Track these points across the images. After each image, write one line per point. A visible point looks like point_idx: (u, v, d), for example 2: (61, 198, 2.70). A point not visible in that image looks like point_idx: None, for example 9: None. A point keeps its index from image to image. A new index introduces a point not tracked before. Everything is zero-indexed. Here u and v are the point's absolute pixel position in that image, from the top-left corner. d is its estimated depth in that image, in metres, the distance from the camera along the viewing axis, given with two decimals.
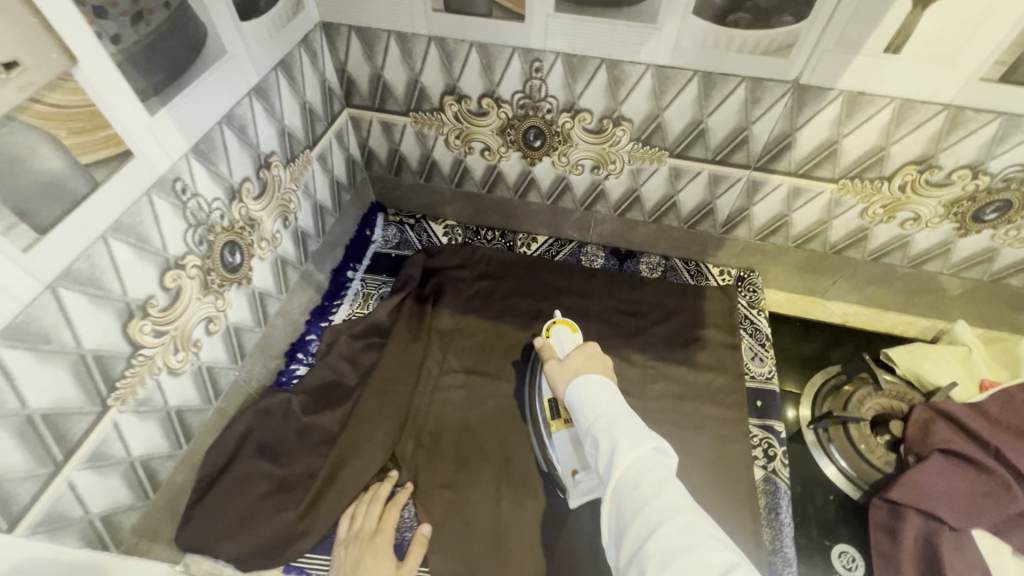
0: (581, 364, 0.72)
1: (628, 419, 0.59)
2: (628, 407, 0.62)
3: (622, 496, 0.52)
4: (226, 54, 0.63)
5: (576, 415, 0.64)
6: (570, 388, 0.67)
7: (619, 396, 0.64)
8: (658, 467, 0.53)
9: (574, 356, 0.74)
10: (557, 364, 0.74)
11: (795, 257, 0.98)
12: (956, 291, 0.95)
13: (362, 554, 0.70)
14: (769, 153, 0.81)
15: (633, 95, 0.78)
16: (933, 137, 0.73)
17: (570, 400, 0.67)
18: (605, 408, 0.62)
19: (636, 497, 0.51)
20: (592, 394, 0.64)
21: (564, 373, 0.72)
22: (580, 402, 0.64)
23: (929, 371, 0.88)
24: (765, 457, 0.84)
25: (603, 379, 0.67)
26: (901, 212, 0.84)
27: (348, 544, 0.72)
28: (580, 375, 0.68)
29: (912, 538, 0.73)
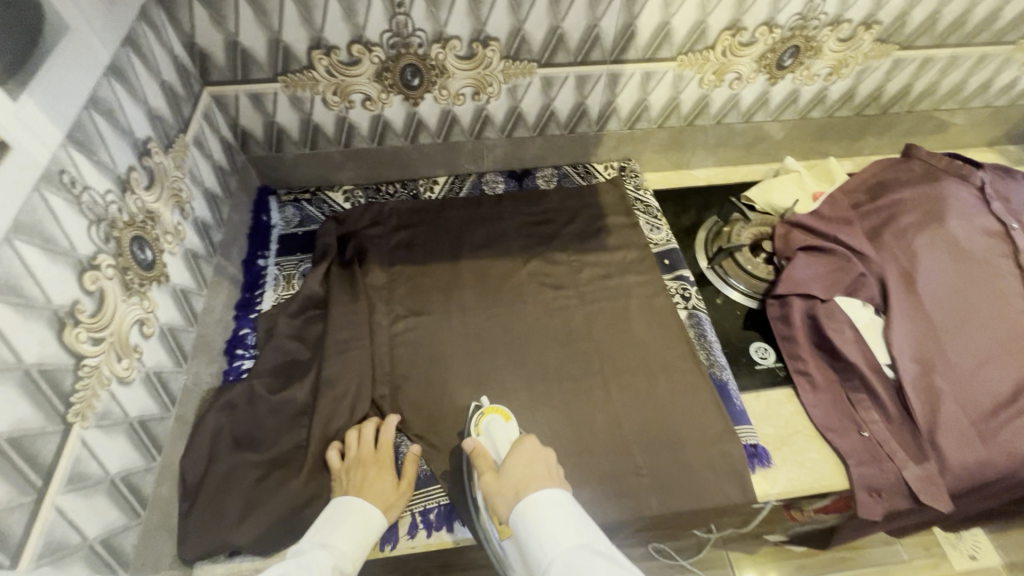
0: (522, 476, 0.70)
1: (586, 556, 0.59)
2: (583, 538, 0.62)
3: None
4: (70, 29, 0.57)
5: (530, 556, 0.63)
6: (515, 514, 0.66)
7: (572, 525, 0.64)
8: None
9: (512, 463, 0.71)
10: (495, 476, 0.71)
11: (659, 137, 1.14)
12: (778, 133, 1.18)
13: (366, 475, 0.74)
14: (619, 45, 0.93)
15: (494, 14, 0.85)
16: (736, 3, 0.89)
17: (523, 534, 0.65)
18: (559, 548, 0.61)
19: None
20: (542, 529, 0.63)
21: (505, 490, 0.69)
22: (530, 540, 0.63)
23: (777, 199, 1.10)
24: (684, 299, 1.00)
25: (551, 497, 0.67)
26: (728, 74, 1.02)
27: (347, 472, 0.75)
28: (524, 496, 0.67)
29: (801, 318, 0.94)
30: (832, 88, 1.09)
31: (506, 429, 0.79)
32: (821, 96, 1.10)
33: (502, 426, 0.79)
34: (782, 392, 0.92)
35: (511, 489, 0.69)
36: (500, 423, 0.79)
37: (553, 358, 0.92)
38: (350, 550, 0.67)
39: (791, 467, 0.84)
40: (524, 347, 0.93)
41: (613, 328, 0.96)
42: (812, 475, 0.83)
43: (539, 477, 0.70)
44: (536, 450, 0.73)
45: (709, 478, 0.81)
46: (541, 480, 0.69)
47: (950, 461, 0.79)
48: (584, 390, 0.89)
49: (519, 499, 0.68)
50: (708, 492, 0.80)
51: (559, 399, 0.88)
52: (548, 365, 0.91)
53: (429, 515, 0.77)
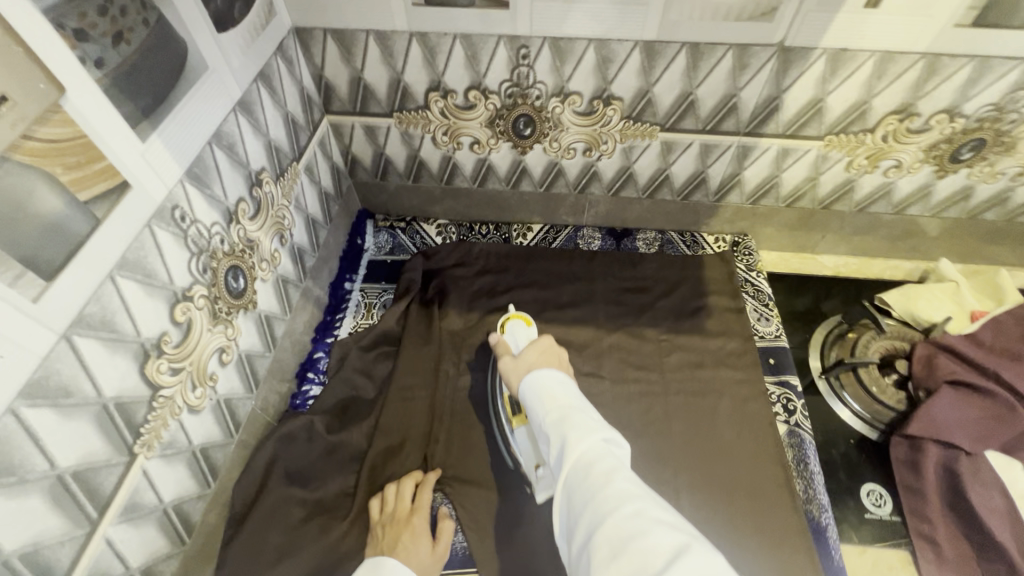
0: (536, 359, 0.74)
1: (580, 412, 0.61)
2: (580, 401, 0.64)
3: (574, 489, 0.54)
4: (208, 69, 0.59)
5: (531, 410, 0.65)
6: (524, 383, 0.68)
7: (571, 391, 0.65)
8: (607, 457, 0.55)
9: (527, 351, 0.75)
10: (512, 361, 0.74)
11: (785, 216, 1.01)
12: (935, 231, 1.00)
13: (399, 533, 0.70)
14: (758, 117, 0.82)
15: (622, 74, 0.79)
16: (912, 86, 0.76)
17: (525, 398, 0.68)
18: (555, 403, 0.63)
19: (585, 489, 0.52)
20: (543, 390, 0.65)
21: (519, 371, 0.73)
22: (533, 398, 0.66)
23: (923, 310, 0.92)
24: (786, 412, 0.86)
25: (556, 375, 0.68)
26: (885, 161, 0.87)
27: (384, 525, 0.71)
28: (533, 370, 0.70)
29: (934, 471, 0.77)
30: (1019, 191, 0.90)
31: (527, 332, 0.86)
32: (1002, 197, 0.92)
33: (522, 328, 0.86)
34: (895, 556, 0.76)
35: (524, 368, 0.73)
36: (522, 327, 0.86)
37: None
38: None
39: None
40: None
41: (697, 428, 0.85)
42: None
43: (551, 362, 0.74)
44: (551, 346, 0.77)
45: None
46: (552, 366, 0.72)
47: None
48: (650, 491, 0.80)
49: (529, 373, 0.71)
50: None
51: None
52: None
53: None
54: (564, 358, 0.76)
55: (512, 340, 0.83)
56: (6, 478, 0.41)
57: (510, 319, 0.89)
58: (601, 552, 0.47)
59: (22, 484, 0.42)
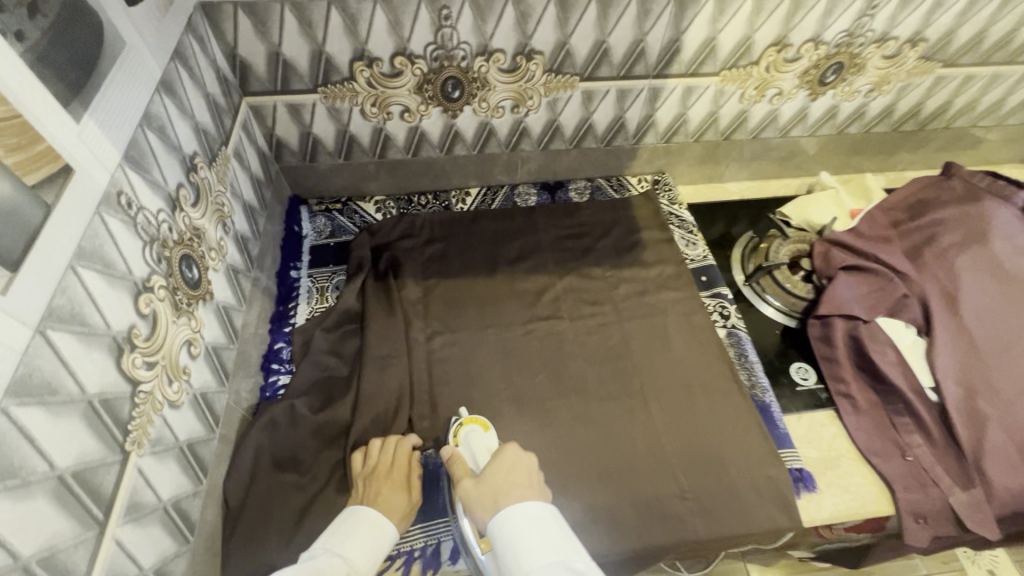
0: (501, 478, 0.67)
1: (562, 574, 0.57)
2: (561, 553, 0.60)
3: None
4: (127, 45, 0.56)
5: (504, 565, 0.60)
6: (493, 528, 0.62)
7: (550, 538, 0.61)
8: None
9: (493, 468, 0.68)
10: (474, 481, 0.68)
11: (694, 151, 1.13)
12: (813, 148, 1.16)
13: (380, 485, 0.71)
14: (663, 60, 0.91)
15: (540, 27, 0.83)
16: (784, 20, 0.88)
17: (496, 544, 0.62)
18: (534, 564, 0.58)
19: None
20: (518, 542, 0.60)
21: (483, 496, 0.66)
22: (506, 551, 0.60)
23: (814, 216, 1.09)
24: (723, 318, 0.99)
25: (530, 509, 0.63)
26: (770, 90, 1.00)
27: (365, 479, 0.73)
28: (502, 508, 0.64)
29: (842, 338, 0.92)
30: (872, 104, 1.08)
31: (484, 440, 0.77)
32: (860, 112, 1.09)
33: (481, 435, 0.77)
34: (825, 414, 0.91)
35: (489, 495, 0.66)
36: (480, 434, 0.77)
37: (593, 381, 0.91)
38: (361, 560, 0.63)
39: (836, 492, 0.83)
40: (563, 365, 0.92)
41: (653, 346, 0.95)
42: (859, 501, 0.82)
43: (520, 482, 0.67)
44: (517, 458, 0.70)
45: (753, 504, 0.79)
46: (521, 489, 0.66)
47: (995, 485, 0.77)
48: (624, 410, 0.88)
49: (497, 512, 0.64)
50: (754, 518, 0.78)
51: (601, 418, 0.87)
52: (587, 383, 0.90)
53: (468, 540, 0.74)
54: (535, 471, 0.69)
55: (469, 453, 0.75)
56: (9, 480, 0.38)
57: (464, 425, 0.79)
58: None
59: (27, 486, 0.40)
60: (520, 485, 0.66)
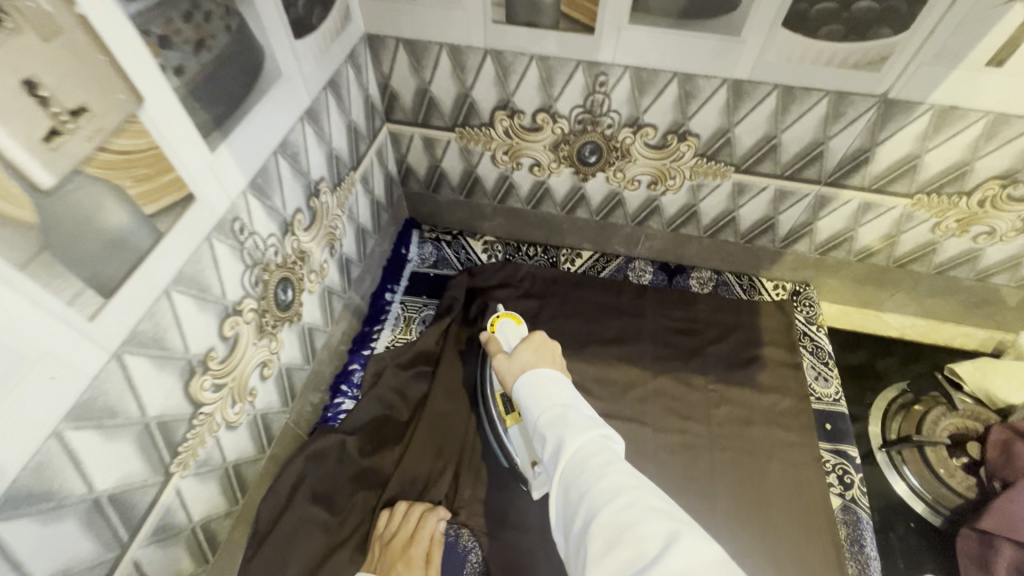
0: (529, 358, 0.63)
1: (574, 406, 0.55)
2: (577, 395, 0.57)
3: (569, 485, 0.48)
4: (282, 76, 0.57)
5: (522, 402, 0.58)
6: (517, 379, 0.60)
7: (566, 381, 0.58)
8: (604, 449, 0.50)
9: (522, 347, 0.64)
10: (504, 358, 0.64)
11: (854, 271, 0.95)
12: (1018, 304, 0.92)
13: (392, 560, 0.67)
14: (843, 168, 0.77)
15: (703, 110, 0.74)
16: (1022, 153, 0.70)
17: (517, 389, 0.60)
18: (550, 395, 0.56)
19: (581, 481, 0.47)
20: (536, 380, 0.58)
21: (512, 371, 0.63)
22: (526, 392, 0.58)
23: (999, 389, 0.85)
24: (842, 485, 0.81)
25: (552, 369, 0.60)
26: (976, 227, 0.81)
27: (382, 546, 0.69)
28: (528, 368, 0.60)
29: (1005, 568, 0.70)
30: None
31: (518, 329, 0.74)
32: None
33: (514, 327, 0.74)
34: None
35: (516, 368, 0.62)
36: (514, 325, 0.74)
37: None
38: None
39: None
40: None
41: (743, 493, 0.80)
42: None
43: (545, 362, 0.63)
44: (548, 343, 0.65)
45: None
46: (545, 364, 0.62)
47: None
48: None
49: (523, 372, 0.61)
50: None
51: None
52: None
53: None
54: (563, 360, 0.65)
55: (504, 338, 0.72)
56: (44, 503, 0.39)
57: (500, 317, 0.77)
58: (597, 545, 0.43)
59: (59, 508, 0.40)
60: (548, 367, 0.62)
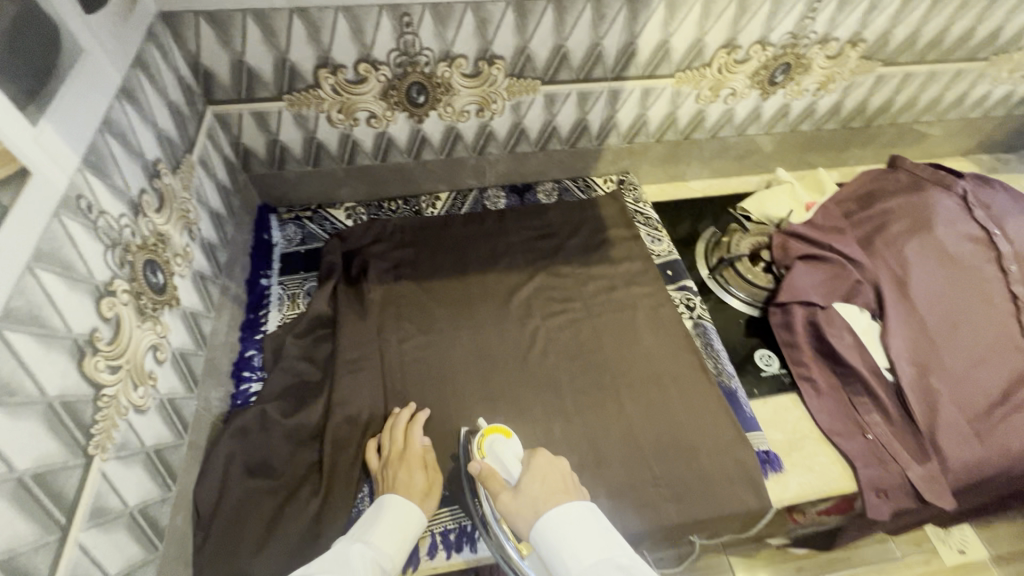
0: (540, 490, 0.67)
1: (612, 571, 0.57)
2: (607, 549, 0.60)
3: None
4: (85, 53, 0.56)
5: (552, 567, 0.60)
6: (535, 533, 0.63)
7: (594, 535, 0.61)
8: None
9: (530, 481, 0.68)
10: (512, 495, 0.67)
11: (656, 151, 1.17)
12: (769, 146, 1.22)
13: (397, 471, 0.73)
14: (619, 63, 0.95)
15: (500, 33, 0.86)
16: (732, 24, 0.93)
17: (539, 550, 0.62)
18: (580, 564, 0.59)
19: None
20: (561, 542, 0.61)
21: (524, 509, 0.66)
22: (551, 553, 0.61)
23: (771, 210, 1.14)
24: (689, 310, 1.02)
25: (569, 510, 0.64)
26: (723, 91, 1.05)
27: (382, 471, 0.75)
28: (542, 513, 0.64)
29: (802, 325, 0.96)
30: (820, 102, 1.13)
31: (511, 447, 0.75)
32: (810, 110, 1.15)
33: (506, 444, 0.75)
34: (788, 398, 0.94)
35: (529, 507, 0.65)
36: (504, 442, 0.74)
37: (565, 374, 0.92)
38: (389, 546, 0.65)
39: (802, 472, 0.86)
40: (537, 361, 0.93)
41: (623, 339, 0.97)
42: (822, 480, 0.84)
43: (558, 489, 0.68)
44: (550, 462, 0.71)
45: (725, 487, 0.81)
46: (559, 493, 0.67)
47: (950, 458, 0.82)
48: (598, 400, 0.90)
49: (538, 517, 0.64)
50: (726, 501, 0.80)
51: (575, 411, 0.88)
52: (561, 379, 0.91)
53: (449, 535, 0.75)
54: (570, 478, 0.70)
55: (499, 462, 0.73)
56: None
57: (486, 434, 0.76)
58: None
59: None
60: (560, 492, 0.67)
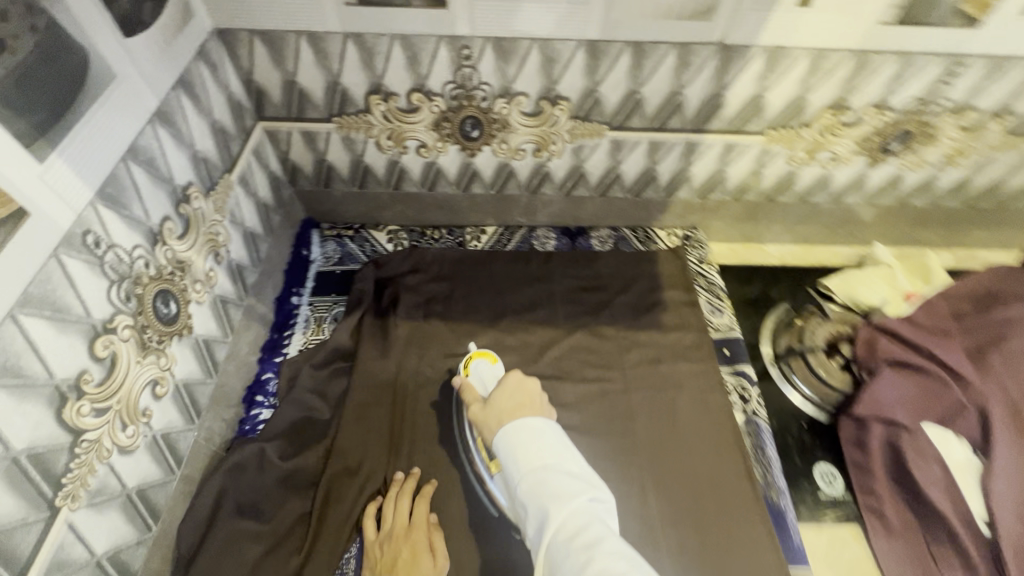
0: (506, 405, 0.67)
1: (556, 474, 0.57)
2: (560, 458, 0.60)
3: (555, 566, 0.51)
4: (116, 78, 0.54)
5: (506, 471, 0.61)
6: (497, 440, 0.63)
7: (550, 446, 0.61)
8: (588, 526, 0.52)
9: (497, 397, 0.69)
10: (482, 408, 0.69)
11: (732, 209, 1.03)
12: (870, 218, 1.04)
13: (399, 548, 0.67)
14: (701, 114, 0.83)
15: (567, 73, 0.78)
16: (844, 82, 0.79)
17: (500, 454, 0.63)
18: (532, 467, 0.59)
19: (568, 564, 0.49)
20: (517, 449, 0.61)
21: (491, 424, 0.67)
22: (507, 459, 0.61)
23: (862, 294, 0.98)
24: (742, 401, 0.89)
25: (531, 423, 0.63)
26: (822, 154, 0.90)
27: (382, 544, 0.68)
28: (506, 425, 0.64)
29: (879, 444, 0.81)
30: (942, 178, 0.95)
31: (493, 370, 0.78)
32: (927, 185, 0.97)
33: (489, 366, 0.79)
34: (848, 530, 0.80)
35: (494, 419, 0.66)
36: (488, 364, 0.79)
37: (587, 454, 0.83)
38: None
39: None
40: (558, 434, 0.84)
41: (660, 423, 0.86)
42: None
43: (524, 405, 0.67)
44: (521, 382, 0.70)
45: None
46: (525, 410, 0.66)
47: None
48: (619, 491, 0.80)
49: (502, 428, 0.65)
50: None
51: None
52: (584, 460, 0.82)
53: None
54: (538, 395, 0.69)
55: (479, 381, 0.77)
56: None
57: (472, 358, 0.81)
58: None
59: None
60: (526, 406, 0.67)
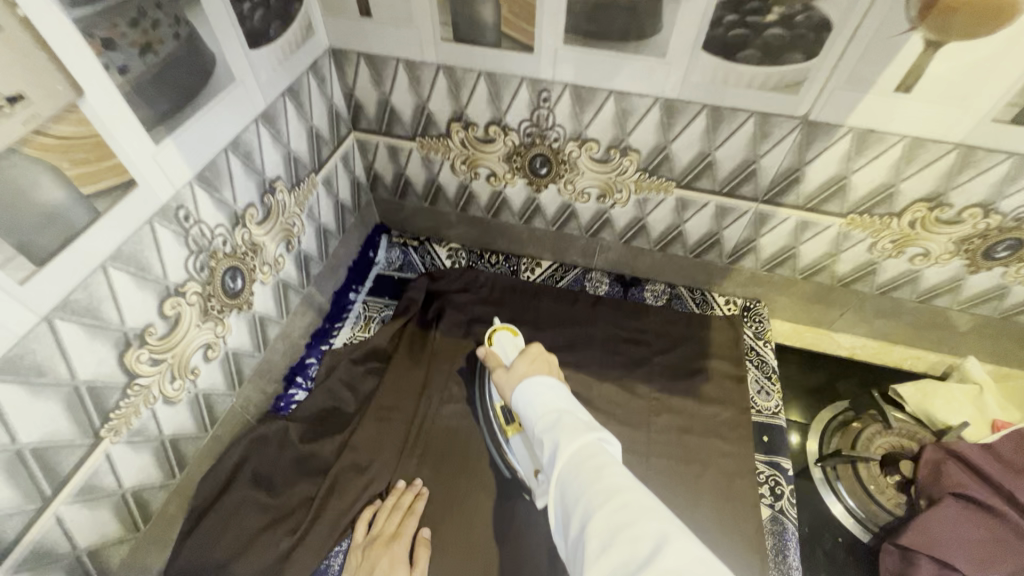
0: (525, 367, 0.68)
1: (570, 414, 0.59)
2: (573, 405, 0.61)
3: (565, 488, 0.51)
4: (234, 81, 0.63)
5: (523, 417, 0.62)
6: (515, 394, 0.64)
7: (565, 396, 0.62)
8: (599, 454, 0.53)
9: (518, 361, 0.70)
10: (505, 372, 0.70)
11: (801, 288, 0.97)
12: (964, 326, 0.93)
13: (379, 556, 0.70)
14: (776, 186, 0.80)
15: (640, 127, 0.78)
16: (943, 176, 0.72)
17: (517, 405, 0.64)
18: (547, 407, 0.60)
19: (577, 485, 0.51)
20: (534, 393, 0.62)
21: (511, 384, 0.68)
22: (523, 403, 0.62)
23: (939, 410, 0.87)
24: (772, 496, 0.82)
25: (548, 380, 0.64)
26: (911, 248, 0.83)
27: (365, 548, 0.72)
28: (524, 380, 0.65)
29: None
30: None
31: (514, 341, 0.82)
32: None
33: (509, 338, 0.82)
34: None
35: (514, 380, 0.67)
36: (509, 336, 0.83)
37: None
38: None
39: None
40: None
41: (675, 498, 0.81)
42: None
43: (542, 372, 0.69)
44: (541, 351, 0.72)
45: None
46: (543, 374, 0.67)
47: None
48: None
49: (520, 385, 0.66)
50: None
51: None
52: None
53: None
54: (553, 364, 0.72)
55: (501, 351, 0.80)
56: None
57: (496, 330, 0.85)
58: (592, 546, 0.46)
59: None
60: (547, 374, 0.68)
